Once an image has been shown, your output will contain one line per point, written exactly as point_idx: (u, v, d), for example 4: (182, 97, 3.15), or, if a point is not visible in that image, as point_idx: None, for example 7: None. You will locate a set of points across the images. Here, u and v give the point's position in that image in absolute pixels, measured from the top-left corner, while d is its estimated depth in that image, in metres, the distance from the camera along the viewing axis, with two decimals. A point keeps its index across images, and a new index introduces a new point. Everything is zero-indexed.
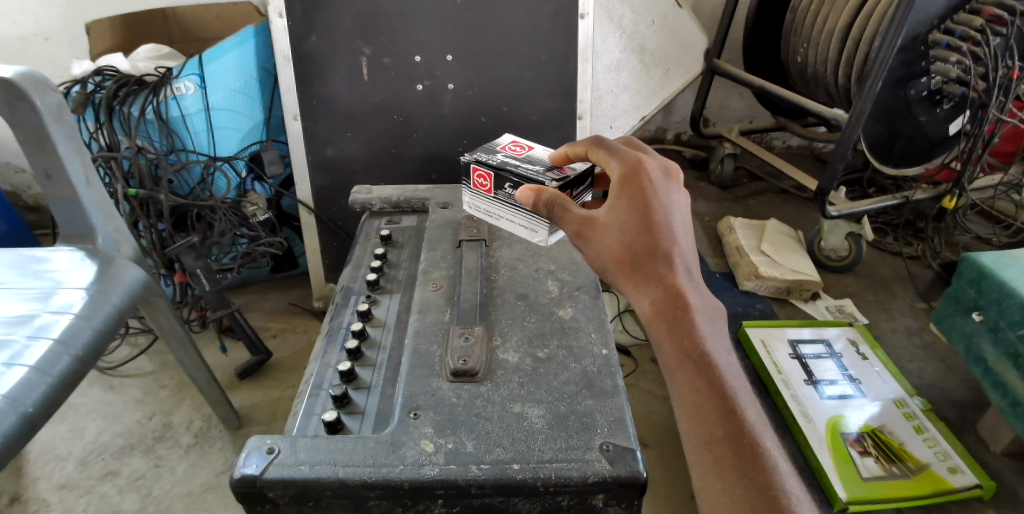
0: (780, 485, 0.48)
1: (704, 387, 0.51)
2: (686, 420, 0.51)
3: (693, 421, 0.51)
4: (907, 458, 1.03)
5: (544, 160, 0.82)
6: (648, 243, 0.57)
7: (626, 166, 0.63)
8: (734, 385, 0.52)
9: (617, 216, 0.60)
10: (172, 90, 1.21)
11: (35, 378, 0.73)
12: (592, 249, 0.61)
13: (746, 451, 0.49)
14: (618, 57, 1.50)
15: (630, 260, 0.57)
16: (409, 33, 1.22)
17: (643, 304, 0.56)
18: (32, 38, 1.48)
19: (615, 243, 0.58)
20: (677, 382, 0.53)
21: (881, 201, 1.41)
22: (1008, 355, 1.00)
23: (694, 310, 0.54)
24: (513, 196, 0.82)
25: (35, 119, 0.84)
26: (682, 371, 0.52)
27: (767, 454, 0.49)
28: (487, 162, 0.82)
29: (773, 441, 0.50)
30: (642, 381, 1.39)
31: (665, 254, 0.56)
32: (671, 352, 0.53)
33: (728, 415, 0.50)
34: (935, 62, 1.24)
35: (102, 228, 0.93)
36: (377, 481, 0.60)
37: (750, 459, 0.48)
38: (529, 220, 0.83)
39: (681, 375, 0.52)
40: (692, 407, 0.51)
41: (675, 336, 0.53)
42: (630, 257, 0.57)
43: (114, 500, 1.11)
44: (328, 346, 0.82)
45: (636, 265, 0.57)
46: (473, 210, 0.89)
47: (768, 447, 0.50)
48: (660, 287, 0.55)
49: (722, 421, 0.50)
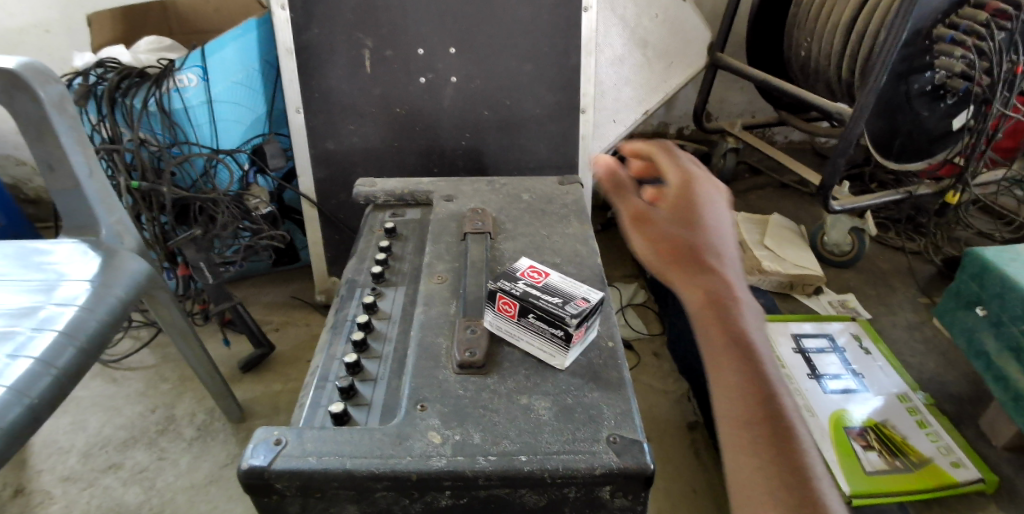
0: (814, 469, 0.48)
1: (748, 369, 0.51)
2: (725, 401, 0.51)
3: (731, 401, 0.51)
4: (909, 452, 1.03)
5: (545, 277, 0.74)
6: (711, 241, 0.54)
7: (684, 169, 0.59)
8: (773, 373, 0.52)
9: (678, 212, 0.56)
10: (175, 82, 1.23)
11: (40, 370, 0.73)
12: (646, 241, 0.56)
13: (783, 432, 0.49)
14: (622, 51, 1.51)
15: (693, 256, 0.53)
16: (411, 25, 1.22)
17: (701, 302, 0.52)
18: (32, 29, 1.47)
19: (677, 239, 0.54)
20: (723, 368, 0.52)
21: (883, 195, 1.41)
22: (1009, 349, 1.00)
23: (744, 306, 0.53)
24: (538, 329, 0.70)
25: (37, 109, 0.83)
26: (728, 355, 0.52)
27: (802, 439, 0.49)
28: (510, 291, 0.71)
29: (804, 429, 0.51)
30: (643, 375, 1.41)
31: (723, 254, 0.54)
32: (726, 348, 0.52)
33: (769, 399, 0.50)
34: (939, 57, 1.23)
35: (104, 220, 0.93)
36: (384, 472, 0.61)
37: (787, 440, 0.49)
38: (546, 344, 0.70)
39: (728, 360, 0.51)
40: (732, 388, 0.51)
41: (725, 324, 0.52)
42: (693, 252, 0.53)
43: (117, 492, 1.11)
44: (332, 338, 0.82)
45: (700, 262, 0.53)
46: (495, 329, 0.74)
47: (801, 433, 0.50)
48: (721, 284, 0.52)
49: (760, 404, 0.50)
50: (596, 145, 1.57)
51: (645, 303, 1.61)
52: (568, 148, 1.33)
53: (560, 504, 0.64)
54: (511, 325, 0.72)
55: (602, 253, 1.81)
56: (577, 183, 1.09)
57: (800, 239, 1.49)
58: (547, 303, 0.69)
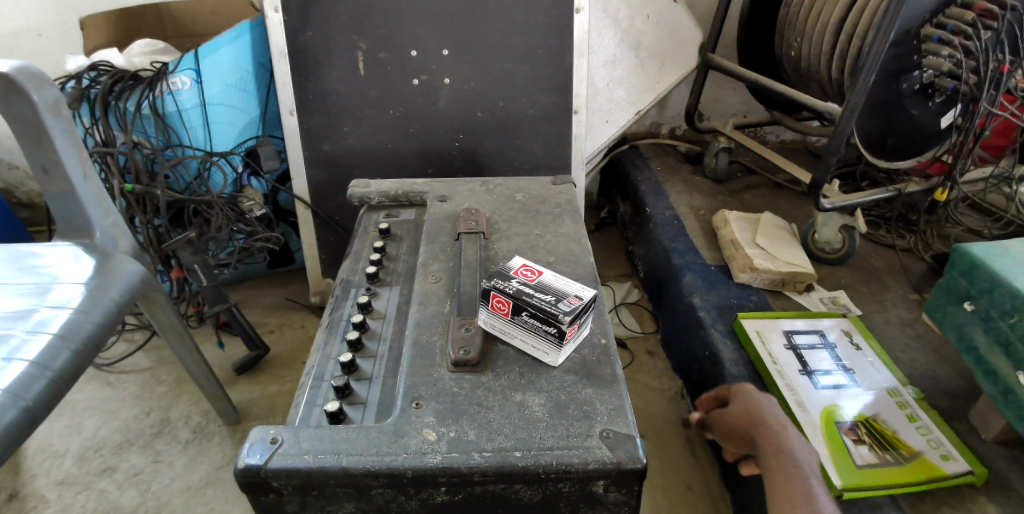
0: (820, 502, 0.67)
1: (784, 460, 0.72)
2: (770, 485, 0.71)
3: (773, 467, 0.73)
4: (899, 446, 1.02)
5: (539, 276, 0.75)
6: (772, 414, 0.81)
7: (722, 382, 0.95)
8: (807, 465, 0.73)
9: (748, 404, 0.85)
10: (169, 85, 1.22)
11: (35, 372, 0.73)
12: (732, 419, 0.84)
13: (806, 495, 0.68)
14: (614, 51, 1.52)
15: (759, 420, 0.80)
16: (405, 28, 1.22)
17: (760, 442, 0.77)
18: (25, 33, 1.47)
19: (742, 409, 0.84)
20: (766, 469, 0.73)
21: (874, 193, 1.43)
22: (999, 344, 0.96)
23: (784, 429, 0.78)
24: (531, 326, 0.71)
25: (32, 113, 0.83)
26: (769, 446, 0.75)
27: (818, 500, 0.67)
28: (504, 290, 0.71)
29: (826, 496, 0.69)
30: (638, 373, 1.42)
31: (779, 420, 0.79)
32: (769, 458, 0.74)
33: (794, 462, 0.72)
34: (927, 57, 1.25)
35: (99, 223, 0.93)
36: (380, 469, 0.61)
37: (804, 500, 0.68)
38: (539, 340, 0.71)
39: (770, 460, 0.73)
40: (771, 459, 0.74)
41: (767, 436, 0.77)
42: (760, 420, 0.80)
43: (113, 495, 1.11)
44: (328, 337, 0.83)
45: (763, 423, 0.79)
46: (490, 328, 0.75)
47: (820, 498, 0.68)
48: (773, 429, 0.77)
49: (787, 466, 0.72)
50: (591, 145, 1.59)
51: (639, 302, 1.62)
52: (562, 148, 1.33)
53: (555, 499, 0.65)
54: (505, 322, 0.73)
55: (596, 253, 1.82)
56: (571, 183, 1.10)
57: (792, 237, 1.49)
58: (541, 301, 0.70)
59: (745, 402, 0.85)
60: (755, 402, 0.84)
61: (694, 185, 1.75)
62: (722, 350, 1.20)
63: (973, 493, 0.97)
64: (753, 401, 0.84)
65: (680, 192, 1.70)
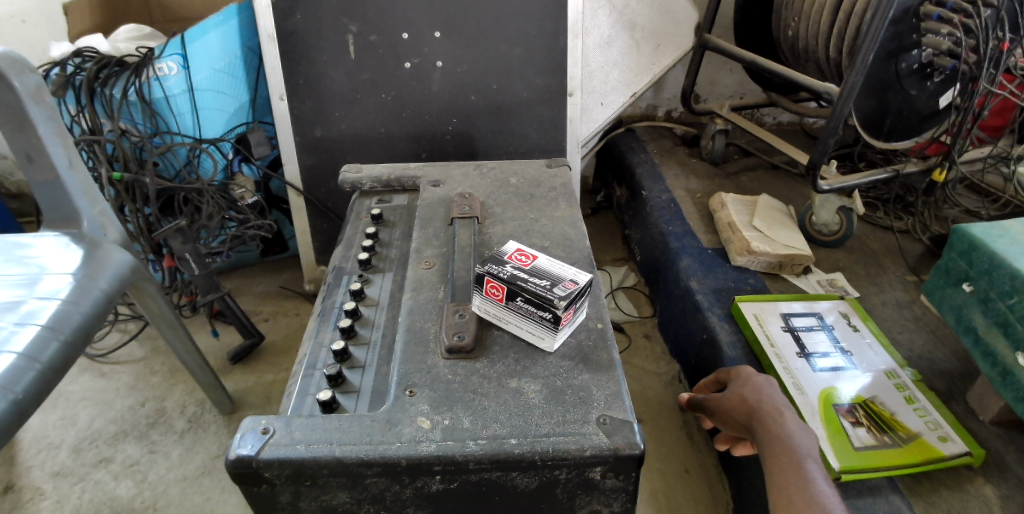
0: (815, 490, 0.66)
1: (782, 451, 0.70)
2: (770, 474, 0.70)
3: (774, 456, 0.70)
4: (897, 428, 1.01)
5: (540, 262, 0.73)
6: (772, 405, 0.77)
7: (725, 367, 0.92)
8: (805, 452, 0.71)
9: (749, 391, 0.81)
10: (154, 70, 1.19)
11: (23, 364, 0.72)
12: (732, 404, 0.81)
13: (803, 483, 0.67)
14: (608, 32, 1.50)
15: (757, 409, 0.77)
16: (396, 9, 1.20)
17: (759, 433, 0.74)
18: (8, 20, 1.44)
19: (742, 397, 0.81)
20: (766, 461, 0.71)
21: (871, 173, 1.41)
22: (997, 324, 0.95)
23: (783, 417, 0.75)
24: (528, 312, 0.69)
25: (14, 99, 0.81)
26: (769, 432, 0.73)
27: (818, 491, 0.66)
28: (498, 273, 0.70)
29: (826, 484, 0.67)
30: (635, 357, 1.42)
31: (777, 412, 0.76)
32: (767, 450, 0.72)
33: (793, 449, 0.71)
34: (925, 35, 1.23)
35: (87, 212, 0.91)
36: (374, 458, 0.60)
37: (803, 490, 0.66)
38: (535, 324, 0.70)
39: (769, 452, 0.71)
40: (773, 449, 0.71)
41: (766, 424, 0.75)
42: (758, 408, 0.77)
43: (109, 486, 1.11)
44: (320, 325, 0.82)
45: (762, 412, 0.76)
46: (484, 315, 0.74)
47: (820, 487, 0.67)
48: (773, 417, 0.75)
49: (785, 453, 0.70)
50: (584, 128, 1.57)
51: (636, 286, 1.61)
52: (556, 132, 1.32)
53: (552, 486, 0.64)
54: (500, 309, 0.72)
55: (592, 236, 1.81)
56: (566, 165, 1.08)
57: (790, 220, 1.48)
58: (535, 283, 0.69)
59: (742, 387, 0.83)
60: (753, 388, 0.81)
61: (690, 168, 1.73)
62: (719, 333, 1.19)
63: (971, 474, 0.97)
64: (749, 386, 0.82)
65: (676, 176, 1.69)
